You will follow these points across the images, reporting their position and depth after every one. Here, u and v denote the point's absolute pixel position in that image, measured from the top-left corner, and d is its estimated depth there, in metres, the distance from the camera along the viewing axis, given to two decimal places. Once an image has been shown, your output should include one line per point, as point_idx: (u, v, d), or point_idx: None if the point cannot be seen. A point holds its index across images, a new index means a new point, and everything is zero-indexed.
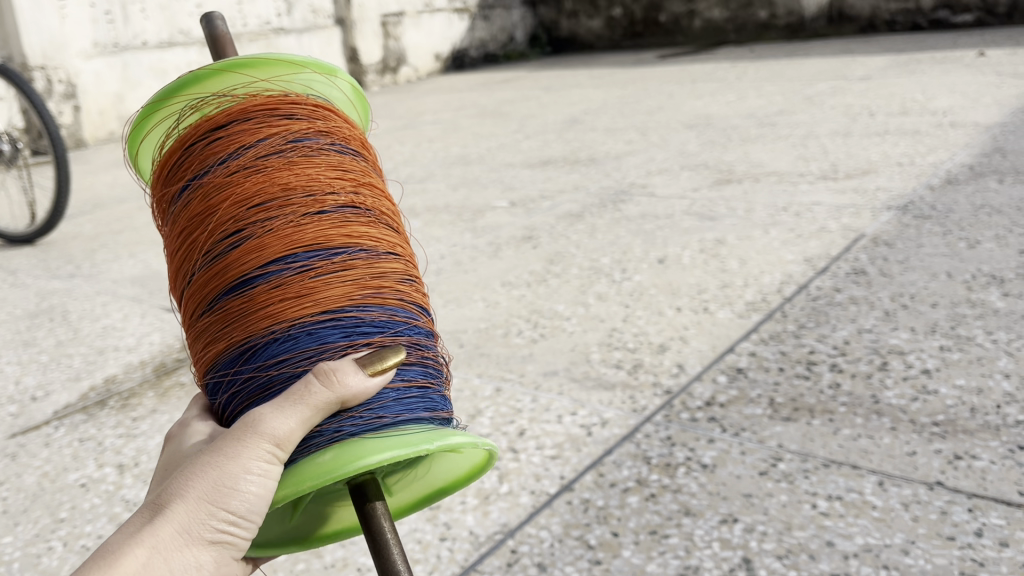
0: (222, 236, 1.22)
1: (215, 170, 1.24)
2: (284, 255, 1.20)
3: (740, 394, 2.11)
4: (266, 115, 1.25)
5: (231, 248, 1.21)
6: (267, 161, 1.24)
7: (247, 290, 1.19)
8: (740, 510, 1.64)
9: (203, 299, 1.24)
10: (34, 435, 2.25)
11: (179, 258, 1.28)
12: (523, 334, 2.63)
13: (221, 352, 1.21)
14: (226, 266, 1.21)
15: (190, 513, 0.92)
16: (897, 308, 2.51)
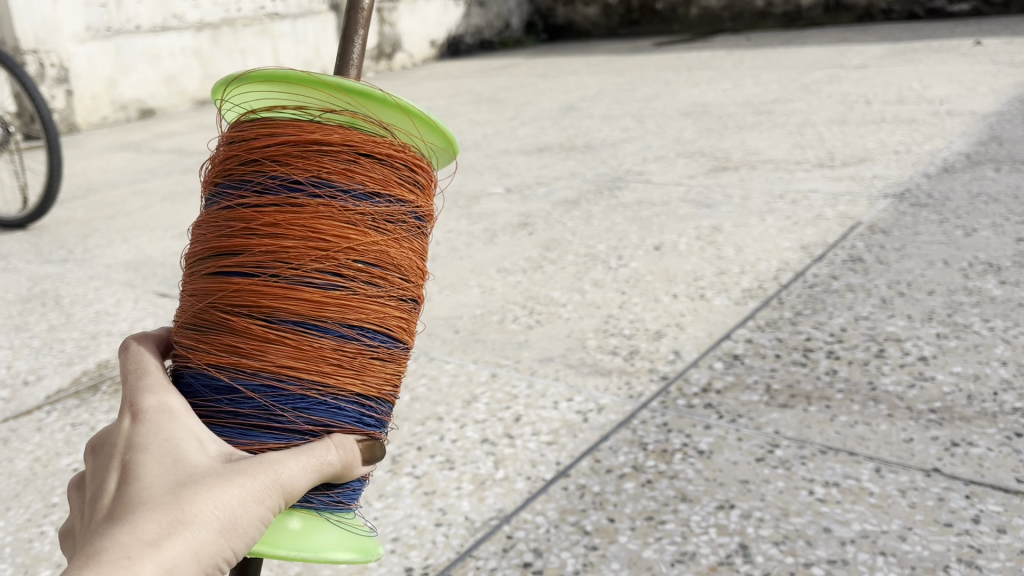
0: (299, 265, 1.08)
1: (315, 183, 1.10)
2: (350, 322, 1.11)
3: (736, 380, 2.11)
4: (369, 152, 1.11)
5: (289, 283, 1.09)
6: (366, 206, 1.12)
7: (300, 335, 1.08)
8: (737, 496, 1.64)
9: (241, 304, 1.09)
10: (26, 420, 2.24)
11: (229, 235, 1.11)
12: (519, 321, 2.62)
13: (232, 365, 1.09)
14: (292, 299, 1.08)
15: (201, 540, 0.89)
16: (894, 296, 2.51)
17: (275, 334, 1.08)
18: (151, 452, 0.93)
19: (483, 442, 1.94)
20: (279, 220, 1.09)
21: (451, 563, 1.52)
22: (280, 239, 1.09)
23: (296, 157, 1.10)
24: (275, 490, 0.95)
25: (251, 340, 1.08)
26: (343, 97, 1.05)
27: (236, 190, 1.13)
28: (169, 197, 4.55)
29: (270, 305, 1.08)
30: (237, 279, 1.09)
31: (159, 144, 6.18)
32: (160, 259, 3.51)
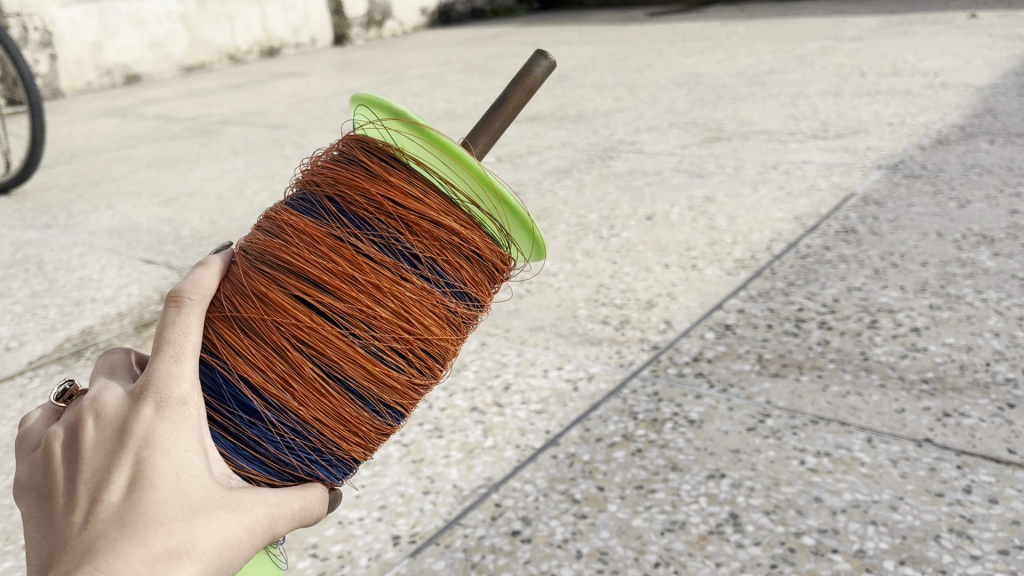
0: (381, 337, 1.12)
1: (428, 264, 1.15)
2: (391, 406, 1.15)
3: (727, 350, 2.09)
4: (482, 254, 1.18)
5: (365, 348, 1.12)
6: (451, 302, 1.17)
7: (344, 400, 1.11)
8: (727, 466, 1.62)
9: (310, 345, 1.10)
10: (8, 385, 2.20)
11: (327, 268, 1.12)
12: (509, 290, 2.59)
13: (268, 392, 1.09)
14: (363, 365, 1.11)
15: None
16: (887, 267, 2.49)
17: (325, 387, 1.10)
18: (168, 459, 0.87)
19: (472, 410, 1.92)
20: (381, 283, 1.12)
21: (439, 531, 1.51)
22: (376, 302, 1.12)
23: (423, 231, 1.15)
24: (269, 534, 0.94)
25: (299, 382, 1.09)
26: (497, 205, 1.12)
27: (347, 227, 1.15)
28: (155, 164, 4.49)
29: (339, 363, 1.10)
30: (315, 320, 1.10)
31: (144, 110, 6.09)
32: (145, 225, 3.46)
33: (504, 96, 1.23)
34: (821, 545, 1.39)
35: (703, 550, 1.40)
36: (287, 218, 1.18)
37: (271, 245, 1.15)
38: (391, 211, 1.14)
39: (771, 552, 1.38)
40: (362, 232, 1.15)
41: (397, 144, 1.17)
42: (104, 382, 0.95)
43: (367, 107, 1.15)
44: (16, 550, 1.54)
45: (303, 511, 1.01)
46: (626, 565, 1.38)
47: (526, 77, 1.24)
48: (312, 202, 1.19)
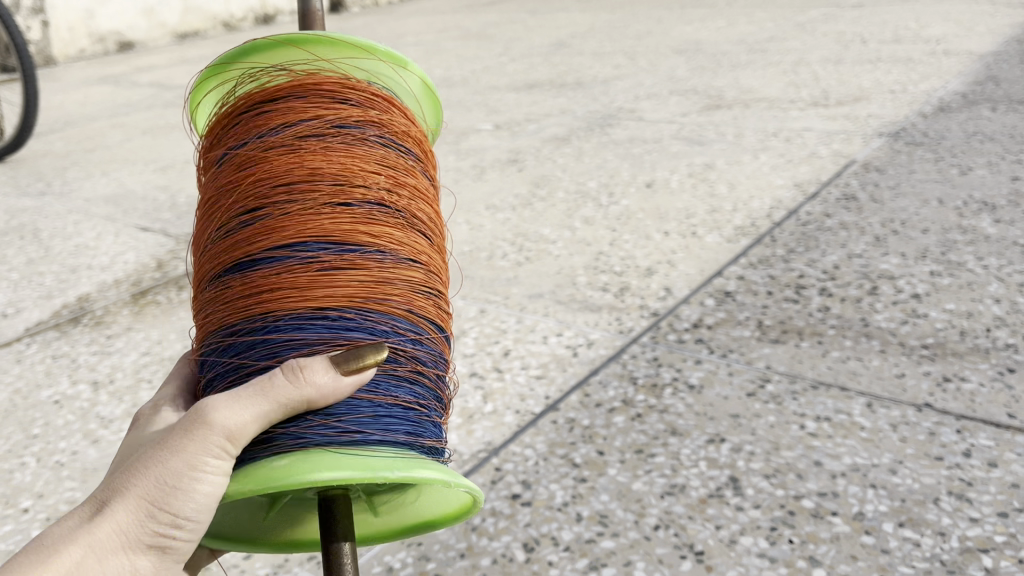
0: (280, 199, 1.03)
1: (288, 127, 1.07)
2: (349, 245, 1.02)
3: (727, 316, 2.09)
4: (329, 88, 1.08)
5: (276, 219, 1.03)
6: (332, 127, 1.07)
7: (298, 264, 1.00)
8: (727, 430, 1.62)
9: (237, 258, 1.03)
10: (5, 351, 2.20)
11: (212, 212, 1.09)
12: (508, 257, 2.57)
13: (239, 323, 1.00)
14: (285, 223, 1.02)
15: (191, 442, 0.86)
16: (888, 234, 2.48)
17: (271, 270, 1.00)
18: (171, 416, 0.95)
19: (472, 375, 1.92)
20: (256, 165, 1.05)
21: None
22: (259, 180, 1.04)
23: (263, 113, 1.07)
24: (260, 386, 0.88)
25: (252, 288, 1.01)
26: (283, 49, 1.07)
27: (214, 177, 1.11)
28: (150, 131, 4.45)
29: (266, 242, 1.02)
30: (229, 239, 1.05)
31: (138, 77, 6.03)
32: (141, 193, 3.44)
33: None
34: (820, 508, 1.39)
35: (703, 514, 1.40)
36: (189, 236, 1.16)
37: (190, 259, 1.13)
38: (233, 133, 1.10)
39: (771, 515, 1.38)
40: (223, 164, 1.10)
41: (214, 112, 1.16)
42: None
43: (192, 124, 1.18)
44: (16, 513, 1.54)
45: (284, 374, 0.88)
46: (626, 528, 1.39)
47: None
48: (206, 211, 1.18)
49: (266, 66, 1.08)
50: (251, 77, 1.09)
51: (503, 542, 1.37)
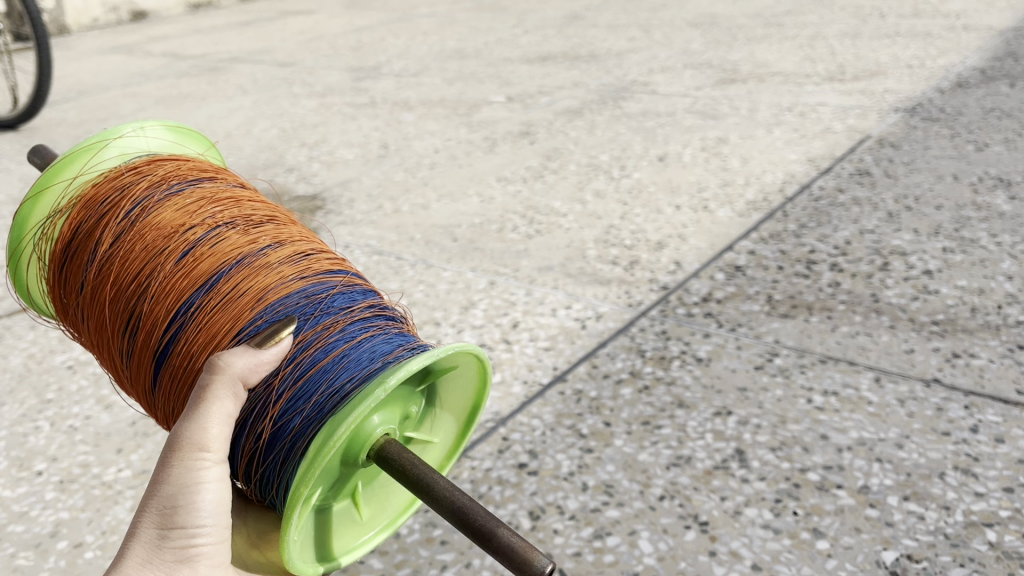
0: (153, 275, 1.25)
1: (119, 229, 1.31)
2: (211, 268, 1.23)
3: (737, 291, 2.08)
4: (128, 183, 1.35)
5: (158, 291, 1.24)
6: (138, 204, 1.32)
7: (207, 301, 1.20)
8: (734, 403, 1.63)
9: (160, 340, 1.22)
10: (19, 317, 2.22)
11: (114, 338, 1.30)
12: (518, 230, 2.57)
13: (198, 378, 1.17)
14: (154, 293, 1.23)
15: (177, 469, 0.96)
16: (901, 210, 2.46)
17: (190, 325, 1.19)
18: None
19: (480, 346, 1.93)
20: (120, 269, 1.28)
21: None
22: (130, 279, 1.26)
23: (98, 234, 1.32)
24: (200, 401, 1.00)
25: (186, 349, 1.18)
26: (74, 185, 1.37)
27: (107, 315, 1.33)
28: (163, 101, 4.45)
29: (160, 315, 1.22)
30: (143, 334, 1.24)
31: (150, 47, 6.02)
32: None
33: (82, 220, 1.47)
34: (826, 481, 1.39)
35: (708, 485, 1.41)
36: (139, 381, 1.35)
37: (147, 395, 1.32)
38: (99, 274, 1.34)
39: (776, 487, 1.39)
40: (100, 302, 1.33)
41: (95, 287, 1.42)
42: None
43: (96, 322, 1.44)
44: (29, 476, 1.56)
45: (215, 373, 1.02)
46: (631, 497, 1.40)
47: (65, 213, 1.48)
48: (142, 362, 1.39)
49: (53, 220, 1.37)
50: (50, 233, 1.37)
51: (509, 511, 1.39)
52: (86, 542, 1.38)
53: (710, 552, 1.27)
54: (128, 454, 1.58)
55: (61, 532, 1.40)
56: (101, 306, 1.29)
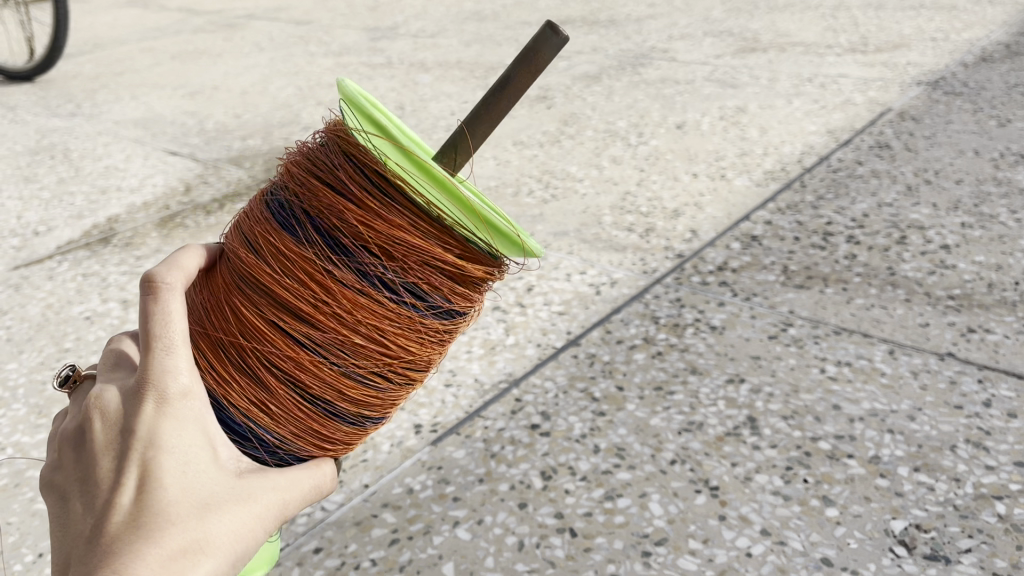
0: (372, 372, 1.02)
1: (397, 275, 1.00)
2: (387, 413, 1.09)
3: (752, 260, 2.08)
4: (455, 268, 1.01)
5: (359, 382, 1.02)
6: (442, 330, 1.05)
7: (340, 425, 1.04)
8: (747, 371, 1.63)
9: (303, 389, 1.01)
10: (37, 268, 2.23)
11: (307, 293, 0.99)
12: (534, 194, 2.56)
13: (260, 425, 1.00)
14: (363, 382, 1.02)
15: (219, 567, 0.82)
16: (920, 184, 2.44)
17: (316, 417, 1.02)
18: (174, 457, 0.84)
19: (494, 309, 1.93)
20: (371, 322, 1.00)
21: (461, 421, 1.54)
22: (365, 343, 1.00)
23: (396, 242, 0.98)
24: (280, 516, 0.90)
25: (299, 419, 1.01)
26: (472, 214, 0.95)
27: (330, 251, 0.99)
28: (179, 56, 4.43)
29: (333, 395, 1.01)
30: (307, 366, 1.00)
31: (167, 1, 5.98)
32: (170, 118, 3.45)
33: (502, 79, 0.98)
34: (837, 450, 1.40)
35: (719, 451, 1.42)
36: (265, 222, 1.03)
37: (248, 258, 1.02)
38: (383, 228, 0.98)
39: (787, 455, 1.40)
40: (352, 256, 0.99)
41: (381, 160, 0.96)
42: (111, 383, 0.90)
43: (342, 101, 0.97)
44: (48, 423, 1.58)
45: (308, 493, 0.96)
46: (642, 461, 1.41)
47: (534, 55, 0.97)
48: (286, 202, 1.04)
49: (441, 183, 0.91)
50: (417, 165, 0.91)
51: (521, 470, 1.40)
52: None
53: (719, 517, 1.28)
54: None
55: None
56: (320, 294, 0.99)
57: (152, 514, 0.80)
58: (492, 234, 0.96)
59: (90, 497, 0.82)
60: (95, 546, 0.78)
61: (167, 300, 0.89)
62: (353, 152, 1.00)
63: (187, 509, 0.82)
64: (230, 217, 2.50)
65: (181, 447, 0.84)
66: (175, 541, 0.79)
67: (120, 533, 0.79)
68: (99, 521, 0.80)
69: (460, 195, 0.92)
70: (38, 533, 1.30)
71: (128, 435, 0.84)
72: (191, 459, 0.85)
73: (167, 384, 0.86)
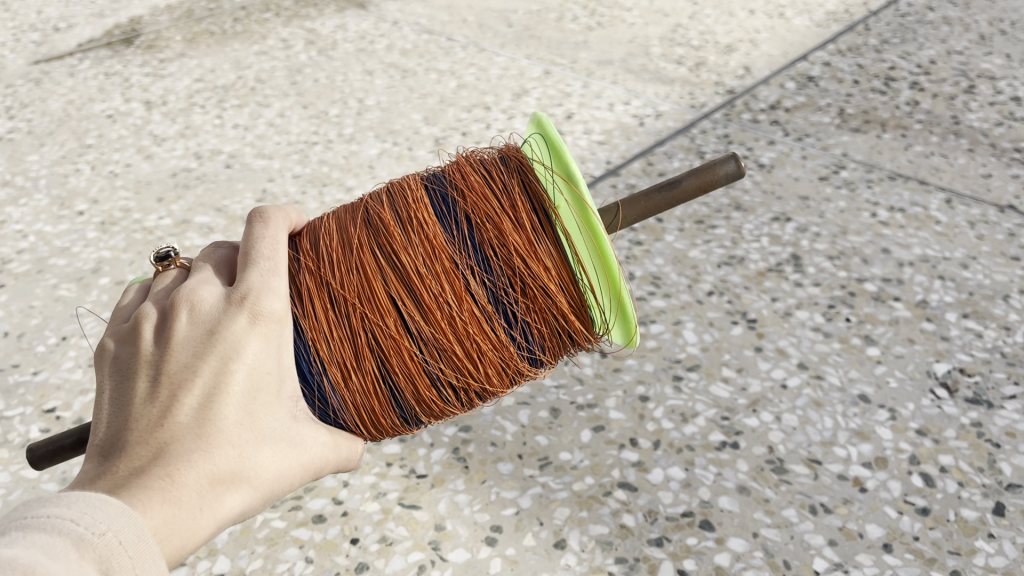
0: (457, 387, 0.87)
1: (521, 290, 0.87)
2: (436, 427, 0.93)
3: (808, 102, 1.96)
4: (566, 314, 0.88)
5: (439, 391, 0.87)
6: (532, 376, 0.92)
7: (396, 421, 0.87)
8: (794, 211, 1.56)
9: (388, 373, 0.85)
10: (57, 65, 2.14)
11: (438, 287, 0.85)
12: (578, 21, 2.41)
13: (330, 386, 0.83)
14: (444, 393, 0.87)
15: (251, 507, 0.66)
16: (994, 33, 2.27)
17: (383, 404, 0.85)
18: (250, 380, 0.67)
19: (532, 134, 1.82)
20: (477, 337, 0.86)
21: None
22: (466, 355, 0.86)
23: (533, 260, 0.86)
24: (323, 466, 0.74)
25: (369, 396, 0.84)
26: (604, 280, 0.82)
27: (470, 257, 0.87)
28: None
29: (413, 395, 0.86)
30: (404, 354, 0.85)
31: None
32: None
33: (672, 181, 0.94)
34: (883, 292, 1.34)
35: (760, 285, 1.37)
36: (420, 202, 0.90)
37: (390, 225, 0.88)
38: (529, 255, 0.87)
39: (830, 294, 1.34)
40: (490, 273, 0.87)
41: (553, 199, 0.87)
42: (203, 279, 0.72)
43: (538, 129, 0.88)
44: (69, 216, 1.54)
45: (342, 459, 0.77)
46: (679, 291, 1.36)
47: (710, 172, 0.94)
48: (446, 196, 0.91)
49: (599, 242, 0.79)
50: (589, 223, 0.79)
51: None
52: (127, 281, 1.37)
53: (755, 348, 1.24)
54: (170, 204, 1.57)
55: (103, 269, 1.40)
56: (446, 288, 0.86)
57: (205, 427, 0.63)
58: (614, 314, 0.84)
59: (137, 386, 0.65)
60: (137, 443, 0.62)
61: (276, 231, 0.77)
62: (533, 182, 0.89)
63: (244, 438, 0.65)
64: (257, 25, 2.37)
65: (258, 369, 0.67)
66: (224, 466, 0.63)
67: (164, 436, 0.62)
68: (142, 415, 0.63)
69: (611, 259, 0.79)
70: (61, 319, 1.28)
71: (206, 335, 0.67)
72: (264, 388, 0.67)
73: (264, 303, 0.69)
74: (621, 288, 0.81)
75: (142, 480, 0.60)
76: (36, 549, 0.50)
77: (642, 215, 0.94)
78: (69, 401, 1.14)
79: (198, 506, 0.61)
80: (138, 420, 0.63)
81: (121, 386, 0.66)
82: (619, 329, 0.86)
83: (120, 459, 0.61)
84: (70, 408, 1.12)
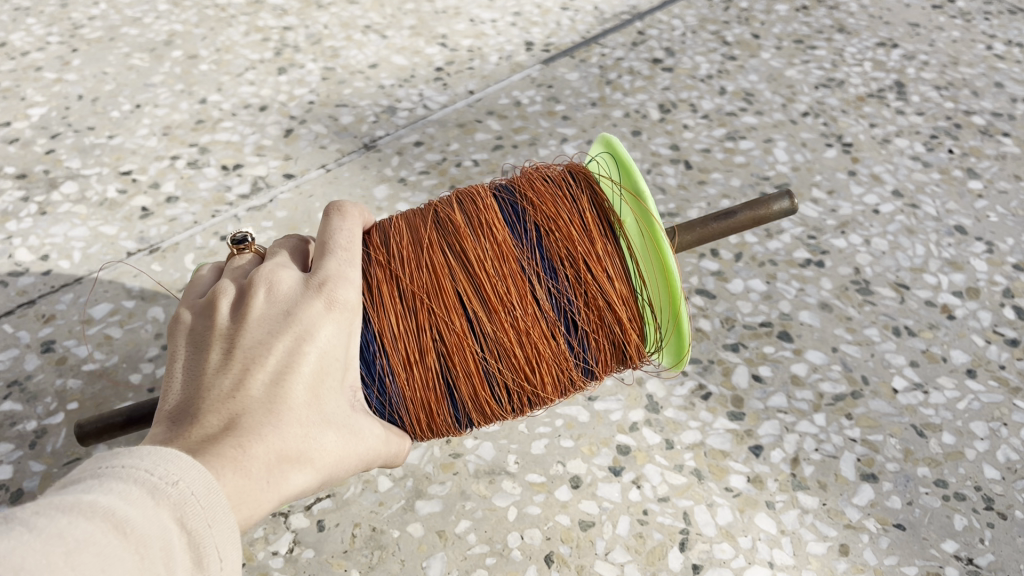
0: (514, 394, 0.74)
1: (596, 292, 0.73)
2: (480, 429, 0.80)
3: None
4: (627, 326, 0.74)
5: (497, 397, 0.73)
6: (592, 384, 0.79)
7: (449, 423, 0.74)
8: (902, 38, 1.45)
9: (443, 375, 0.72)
10: None
11: (506, 278, 0.73)
12: None
13: (385, 383, 0.70)
14: (501, 398, 0.74)
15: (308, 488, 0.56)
16: None
17: (437, 409, 0.72)
18: (319, 368, 0.57)
19: None
20: (541, 338, 0.73)
21: (576, 46, 1.39)
22: (528, 358, 0.73)
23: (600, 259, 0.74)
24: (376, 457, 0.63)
25: (423, 398, 0.71)
26: (666, 306, 0.69)
27: (539, 262, 0.74)
28: None
29: (470, 398, 0.72)
30: (461, 356, 0.72)
31: None
32: None
33: (724, 213, 0.80)
34: (991, 127, 1.26)
35: (858, 111, 1.29)
36: (488, 203, 0.77)
37: (455, 219, 0.76)
38: (595, 263, 0.74)
39: (934, 125, 1.26)
40: (558, 279, 0.74)
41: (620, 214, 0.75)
42: (272, 265, 0.63)
43: (607, 148, 0.76)
44: None
45: (388, 457, 0.66)
46: (772, 109, 1.28)
47: (764, 207, 0.80)
48: (516, 204, 0.78)
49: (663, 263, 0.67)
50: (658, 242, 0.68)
51: (638, 101, 1.28)
52: (200, 56, 1.33)
53: (849, 172, 1.17)
54: None
55: (175, 43, 1.35)
56: (515, 282, 0.73)
57: (275, 402, 0.54)
58: (670, 334, 0.71)
59: (203, 357, 0.56)
60: (208, 409, 0.52)
61: (351, 225, 0.69)
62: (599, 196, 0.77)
63: (311, 423, 0.56)
64: None
65: (330, 355, 0.58)
66: (292, 443, 0.54)
67: (236, 405, 0.53)
68: (208, 386, 0.54)
69: (677, 279, 0.67)
70: (135, 87, 1.26)
71: (281, 313, 0.58)
72: (329, 373, 0.58)
73: (341, 291, 0.62)
74: (682, 310, 0.68)
75: (204, 449, 0.50)
76: (113, 491, 0.39)
77: (696, 243, 0.80)
78: (144, 167, 1.13)
79: (266, 477, 0.51)
80: (202, 390, 0.54)
81: (186, 358, 0.57)
82: (670, 348, 0.73)
83: (180, 430, 0.52)
84: (145, 173, 1.12)
